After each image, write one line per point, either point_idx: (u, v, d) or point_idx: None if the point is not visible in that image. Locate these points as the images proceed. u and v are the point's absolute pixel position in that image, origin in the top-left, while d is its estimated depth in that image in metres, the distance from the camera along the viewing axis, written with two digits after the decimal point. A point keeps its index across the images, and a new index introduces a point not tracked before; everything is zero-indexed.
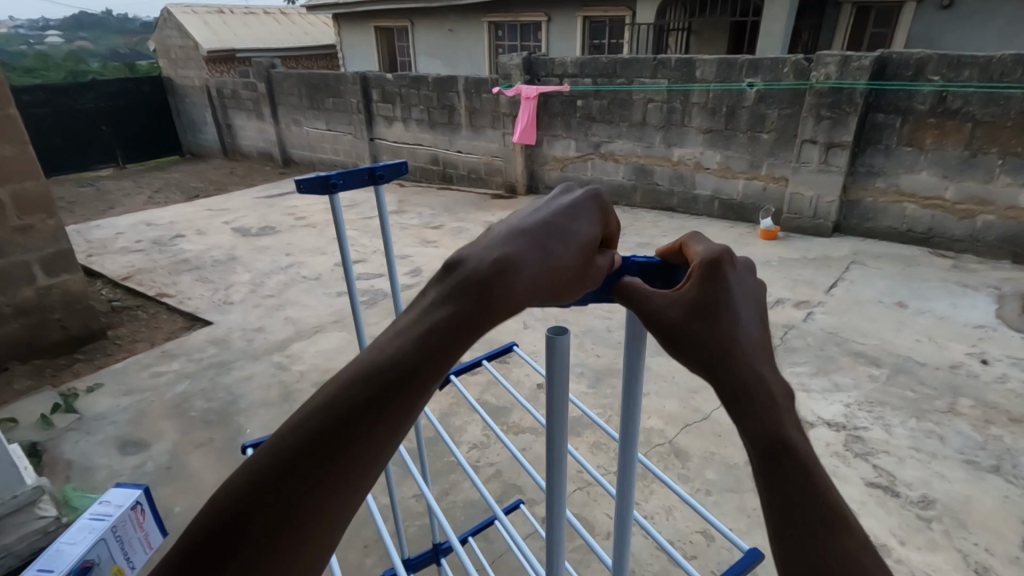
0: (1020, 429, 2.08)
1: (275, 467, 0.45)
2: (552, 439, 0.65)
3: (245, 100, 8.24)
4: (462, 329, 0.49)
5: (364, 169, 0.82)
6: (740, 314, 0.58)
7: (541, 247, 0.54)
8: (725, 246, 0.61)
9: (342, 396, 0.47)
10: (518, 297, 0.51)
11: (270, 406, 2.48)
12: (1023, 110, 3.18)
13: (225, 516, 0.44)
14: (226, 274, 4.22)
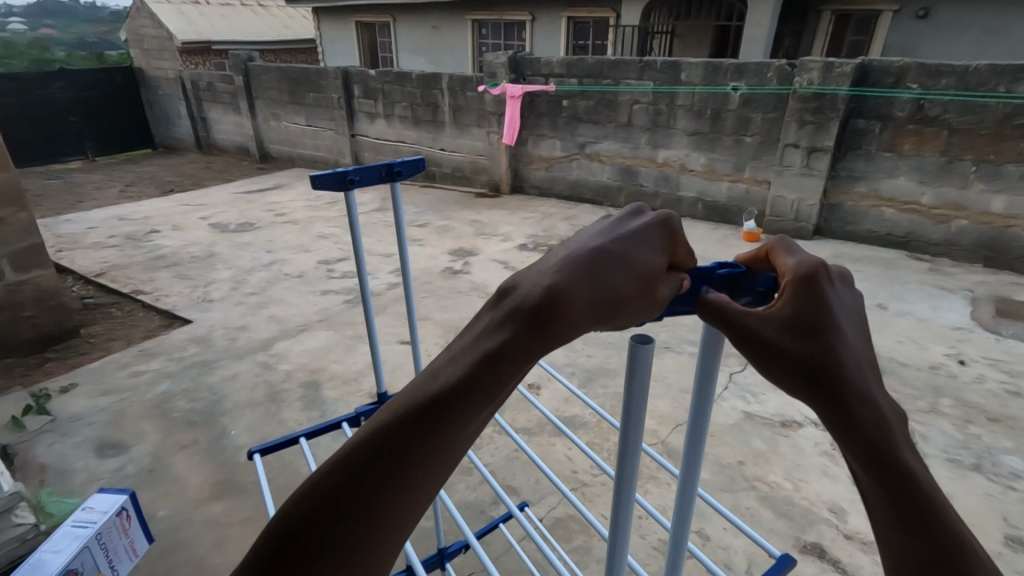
0: (999, 428, 2.15)
1: (333, 484, 0.46)
2: (627, 437, 0.67)
3: (222, 93, 8.04)
4: (514, 357, 0.49)
5: (383, 166, 0.83)
6: (842, 332, 0.56)
7: (596, 270, 0.53)
8: (819, 262, 0.59)
9: (399, 420, 0.47)
10: (569, 323, 0.50)
11: (256, 407, 2.42)
12: (997, 118, 3.28)
13: (292, 530, 0.45)
14: (205, 271, 4.12)
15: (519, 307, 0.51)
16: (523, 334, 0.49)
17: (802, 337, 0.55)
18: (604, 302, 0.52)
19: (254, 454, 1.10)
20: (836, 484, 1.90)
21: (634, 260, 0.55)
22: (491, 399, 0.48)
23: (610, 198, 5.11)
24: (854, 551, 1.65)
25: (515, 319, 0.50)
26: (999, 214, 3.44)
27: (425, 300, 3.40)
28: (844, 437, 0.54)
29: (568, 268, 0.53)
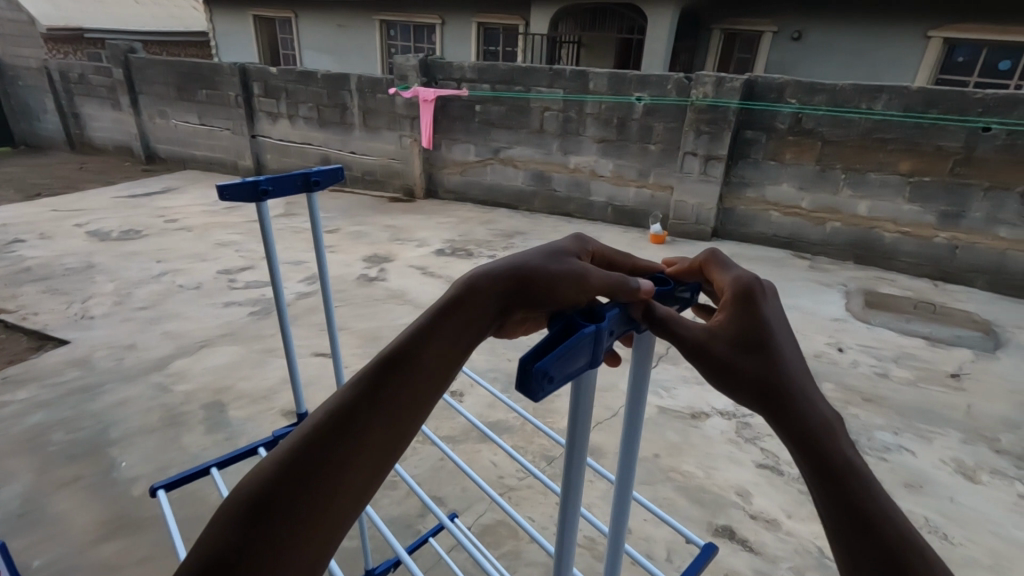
0: (872, 407, 2.42)
1: (283, 467, 0.48)
2: (574, 448, 0.64)
3: (97, 87, 7.29)
4: (448, 338, 0.55)
5: (299, 176, 0.84)
6: (779, 338, 0.61)
7: (514, 261, 0.60)
8: (753, 279, 0.66)
9: (341, 402, 0.51)
10: (493, 307, 0.57)
11: (152, 433, 2.20)
12: (861, 132, 3.69)
13: (259, 505, 0.46)
14: (84, 285, 3.70)
15: (449, 298, 0.58)
16: (454, 317, 0.56)
17: (740, 347, 0.60)
18: (528, 284, 0.58)
19: (158, 493, 1.03)
20: (740, 468, 2.05)
21: (551, 253, 0.63)
22: (433, 378, 0.53)
23: (524, 202, 5.20)
24: (759, 530, 1.79)
25: (445, 305, 0.57)
26: (865, 216, 3.87)
27: (340, 310, 3.27)
28: (791, 440, 0.56)
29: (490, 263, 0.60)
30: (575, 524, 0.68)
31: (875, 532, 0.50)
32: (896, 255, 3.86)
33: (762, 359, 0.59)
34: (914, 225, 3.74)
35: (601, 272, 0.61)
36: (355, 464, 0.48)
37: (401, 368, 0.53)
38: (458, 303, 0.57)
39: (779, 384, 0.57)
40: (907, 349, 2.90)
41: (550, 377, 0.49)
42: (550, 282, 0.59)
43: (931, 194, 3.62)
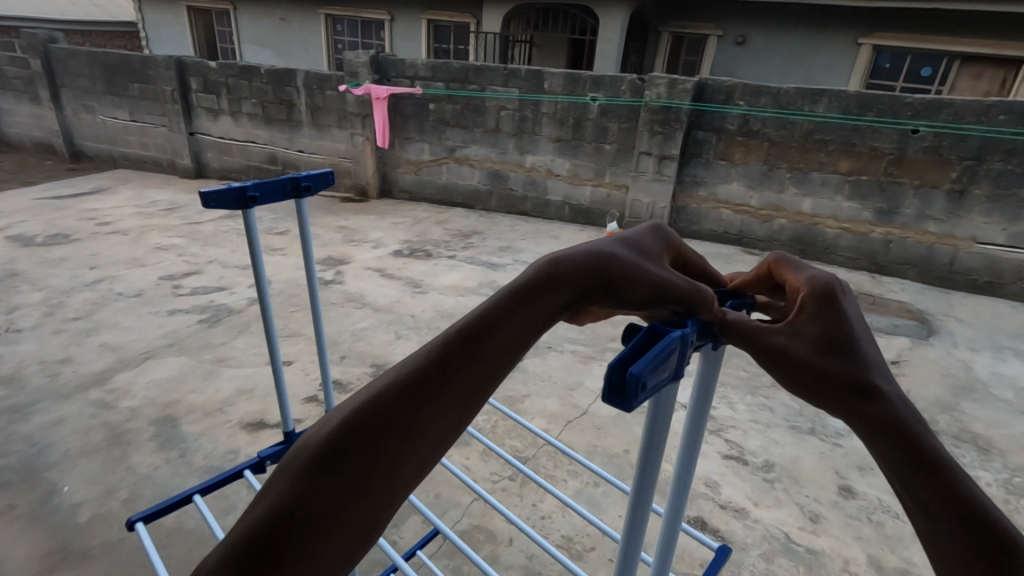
0: None
1: (340, 438, 0.42)
2: (650, 449, 0.59)
3: (13, 79, 6.75)
4: (526, 320, 0.48)
5: (289, 180, 0.81)
6: (862, 334, 0.55)
7: (598, 249, 0.53)
8: (831, 277, 0.61)
9: (395, 382, 0.45)
10: (575, 291, 0.50)
11: (95, 454, 2.05)
12: (804, 134, 3.88)
13: (294, 494, 0.41)
14: (6, 295, 3.40)
15: (530, 275, 0.51)
16: (535, 297, 0.49)
17: (821, 342, 0.54)
18: (610, 281, 0.51)
19: (136, 525, 0.96)
20: (707, 460, 2.10)
21: (630, 245, 0.56)
22: (504, 360, 0.47)
23: (481, 202, 5.17)
24: (728, 520, 1.84)
25: (526, 282, 0.50)
26: (808, 213, 4.06)
27: (295, 315, 3.15)
28: (873, 433, 0.50)
29: (575, 247, 0.54)
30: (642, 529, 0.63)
31: (979, 535, 0.43)
32: (836, 250, 4.08)
33: (844, 358, 0.53)
34: (852, 221, 3.96)
35: (681, 280, 0.56)
36: (416, 443, 0.43)
37: (473, 345, 0.46)
38: (540, 280, 0.50)
39: (856, 379, 0.52)
40: None
41: (645, 385, 0.46)
42: (633, 275, 0.52)
43: (868, 191, 3.84)
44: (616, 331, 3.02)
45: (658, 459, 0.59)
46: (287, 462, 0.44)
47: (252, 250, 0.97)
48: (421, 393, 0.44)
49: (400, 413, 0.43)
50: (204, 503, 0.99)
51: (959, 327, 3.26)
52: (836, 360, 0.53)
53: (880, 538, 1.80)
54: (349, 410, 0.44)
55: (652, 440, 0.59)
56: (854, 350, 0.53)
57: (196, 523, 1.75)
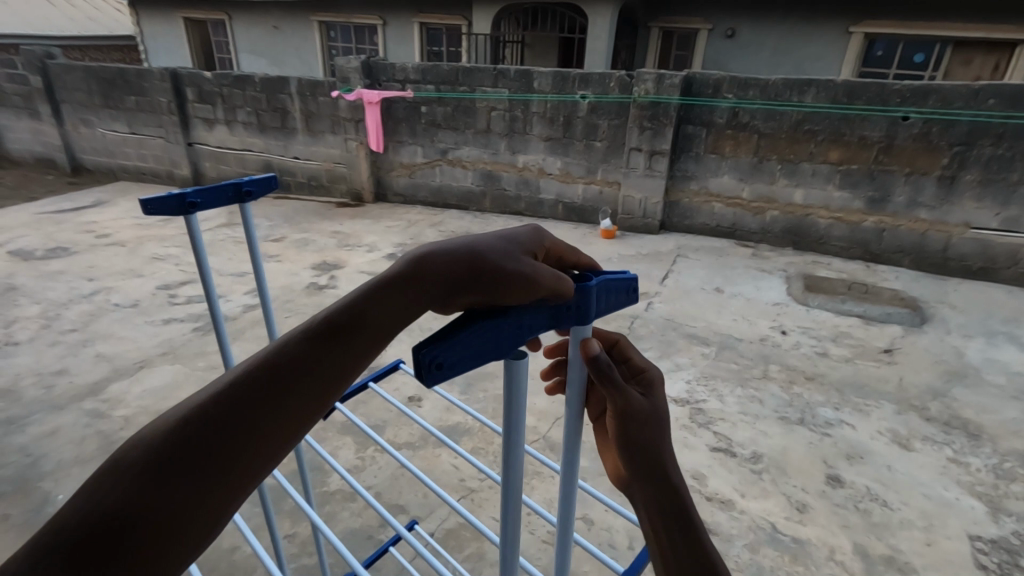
0: (814, 385, 2.54)
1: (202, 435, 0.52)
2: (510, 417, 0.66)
3: (12, 95, 6.83)
4: (387, 316, 0.59)
5: (234, 186, 0.81)
6: (654, 401, 0.66)
7: (466, 246, 0.62)
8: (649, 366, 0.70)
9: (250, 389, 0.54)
10: (437, 290, 0.60)
11: (87, 463, 2.07)
12: (793, 125, 3.87)
13: (153, 484, 0.49)
14: (4, 309, 3.45)
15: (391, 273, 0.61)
16: (394, 294, 0.59)
17: (616, 414, 0.63)
18: (481, 281, 0.59)
19: None
20: (694, 453, 2.11)
21: (505, 245, 0.63)
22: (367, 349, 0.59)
23: (475, 203, 5.19)
24: (714, 511, 1.85)
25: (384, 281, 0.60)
26: (800, 204, 4.05)
27: (289, 321, 3.18)
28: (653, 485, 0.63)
29: (440, 243, 0.62)
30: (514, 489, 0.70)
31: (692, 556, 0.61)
32: (828, 240, 4.06)
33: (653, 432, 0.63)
34: (844, 211, 3.94)
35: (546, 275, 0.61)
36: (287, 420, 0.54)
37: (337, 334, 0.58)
38: (400, 279, 0.60)
39: (638, 452, 0.63)
40: (843, 328, 3.06)
41: (442, 366, 0.55)
42: (501, 275, 0.59)
43: (859, 180, 3.83)
44: (607, 327, 3.03)
45: (517, 424, 0.66)
46: (149, 448, 0.51)
47: (198, 255, 0.98)
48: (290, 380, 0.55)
49: (272, 398, 0.54)
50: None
51: (952, 314, 3.25)
52: (627, 431, 0.63)
53: (866, 526, 1.80)
54: (205, 412, 0.53)
55: (515, 433, 0.67)
56: (645, 419, 0.63)
57: None
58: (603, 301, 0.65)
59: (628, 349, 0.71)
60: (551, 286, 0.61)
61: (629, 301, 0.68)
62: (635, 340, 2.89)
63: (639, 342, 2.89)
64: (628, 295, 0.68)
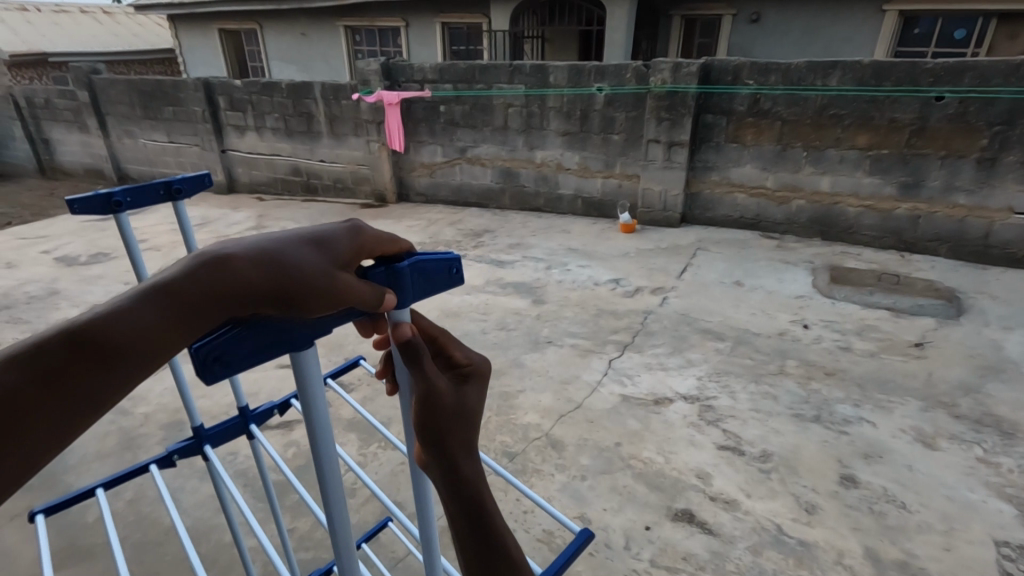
0: (833, 381, 2.43)
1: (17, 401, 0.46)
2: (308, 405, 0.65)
3: (63, 110, 7.22)
4: (162, 327, 0.51)
5: (161, 185, 0.89)
6: (468, 395, 0.65)
7: (269, 246, 0.57)
8: (479, 361, 0.68)
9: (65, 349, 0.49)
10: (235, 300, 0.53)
11: (107, 458, 2.17)
12: (818, 110, 3.71)
13: None
14: (47, 312, 3.65)
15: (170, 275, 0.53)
16: (170, 303, 0.52)
17: (419, 402, 0.62)
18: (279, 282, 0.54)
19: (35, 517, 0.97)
20: (700, 451, 2.04)
21: (318, 251, 0.59)
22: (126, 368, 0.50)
23: (494, 201, 5.18)
24: (716, 512, 1.79)
25: (158, 286, 0.52)
26: (827, 192, 3.88)
27: None
28: (452, 479, 0.64)
29: (238, 243, 0.56)
30: (333, 477, 0.69)
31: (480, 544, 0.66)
32: (858, 230, 3.88)
33: (458, 429, 0.63)
34: (875, 198, 3.76)
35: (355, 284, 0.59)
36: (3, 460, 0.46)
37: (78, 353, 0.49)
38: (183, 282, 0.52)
39: (440, 442, 0.63)
40: (869, 321, 2.92)
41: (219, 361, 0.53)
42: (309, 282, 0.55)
43: (889, 166, 3.64)
44: (619, 323, 2.97)
45: (320, 405, 0.66)
46: None
47: (132, 255, 1.01)
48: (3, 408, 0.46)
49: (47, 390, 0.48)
50: (103, 495, 0.98)
51: (992, 305, 3.05)
52: (431, 422, 0.63)
53: (879, 529, 1.71)
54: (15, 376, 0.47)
55: (321, 423, 0.67)
56: (450, 412, 0.63)
57: (190, 520, 1.83)
58: (420, 290, 0.65)
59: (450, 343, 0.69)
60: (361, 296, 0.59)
61: (451, 285, 0.68)
62: (647, 336, 2.83)
63: (650, 338, 2.82)
64: (450, 276, 0.68)
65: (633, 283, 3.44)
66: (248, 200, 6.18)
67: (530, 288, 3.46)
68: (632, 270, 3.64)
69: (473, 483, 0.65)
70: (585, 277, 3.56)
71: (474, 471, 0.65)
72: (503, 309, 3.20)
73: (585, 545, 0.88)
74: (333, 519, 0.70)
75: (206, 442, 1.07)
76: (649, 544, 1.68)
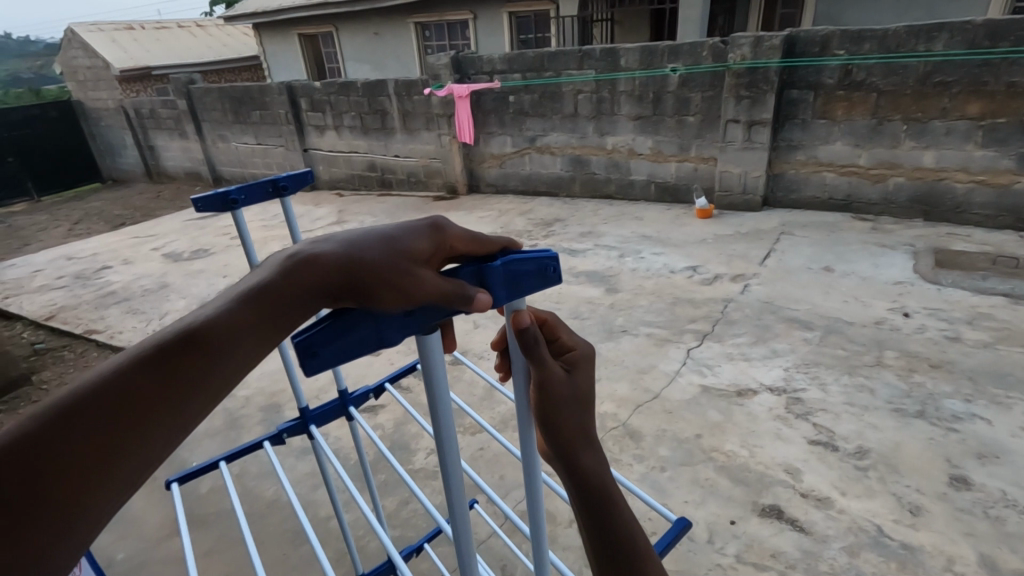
0: (939, 374, 2.24)
1: (142, 382, 0.51)
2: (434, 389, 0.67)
3: (165, 119, 7.87)
4: (251, 327, 0.56)
5: (269, 182, 0.96)
6: (578, 381, 0.67)
7: (349, 244, 0.60)
8: (586, 349, 0.69)
9: (177, 345, 0.53)
10: (317, 298, 0.58)
11: (214, 436, 2.38)
12: (920, 78, 3.40)
13: (115, 419, 0.49)
14: (158, 303, 4.04)
15: (252, 284, 0.58)
16: (258, 309, 0.56)
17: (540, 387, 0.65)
18: (354, 283, 0.57)
19: (171, 485, 1.08)
20: (789, 446, 1.95)
21: (388, 245, 0.60)
22: (217, 380, 0.54)
23: (565, 188, 5.13)
24: (807, 509, 1.70)
25: (244, 295, 0.57)
26: (930, 168, 3.56)
27: None
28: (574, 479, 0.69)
29: (316, 249, 0.60)
30: (458, 462, 0.71)
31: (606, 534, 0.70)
32: (968, 208, 3.53)
33: (575, 422, 0.66)
34: (988, 172, 3.41)
35: (431, 281, 0.59)
36: (133, 436, 0.49)
37: (187, 362, 0.53)
38: (276, 288, 0.57)
39: (560, 434, 0.66)
40: (983, 309, 2.65)
41: (316, 354, 0.57)
42: (381, 278, 0.58)
43: (1006, 136, 3.29)
44: (697, 312, 2.88)
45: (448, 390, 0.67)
46: (112, 398, 0.50)
47: (245, 249, 1.10)
48: (82, 429, 0.48)
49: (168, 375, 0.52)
50: (226, 467, 1.08)
51: None
52: (549, 412, 0.65)
53: (997, 536, 1.57)
54: (140, 367, 0.52)
55: (444, 410, 0.68)
56: (566, 400, 0.65)
57: (289, 496, 1.97)
58: (513, 282, 0.63)
59: (557, 327, 0.69)
60: (444, 292, 0.59)
61: (550, 282, 0.65)
62: (727, 325, 2.72)
63: (732, 327, 2.72)
64: (547, 276, 0.64)
65: (711, 270, 3.31)
66: (329, 196, 6.50)
67: (603, 276, 3.42)
68: (710, 257, 3.51)
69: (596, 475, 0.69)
70: (659, 265, 3.46)
71: (596, 463, 0.69)
72: (576, 298, 3.19)
73: (682, 534, 0.87)
74: (452, 499, 0.71)
75: (311, 422, 1.15)
76: (734, 539, 1.63)
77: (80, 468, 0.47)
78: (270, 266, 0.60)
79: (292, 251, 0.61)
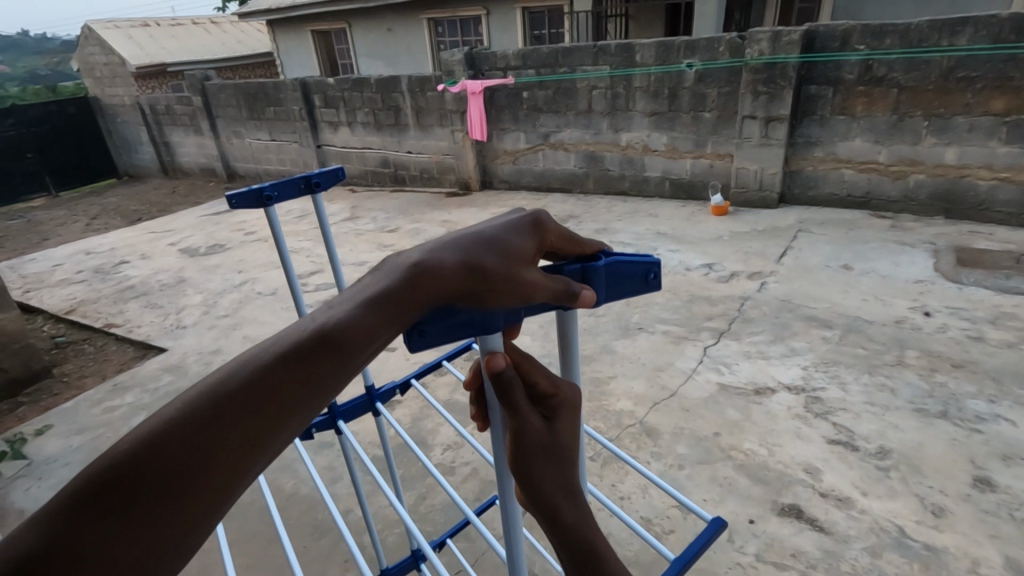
0: (962, 374, 2.21)
1: (269, 380, 0.48)
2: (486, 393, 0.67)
3: (180, 115, 7.95)
4: (378, 329, 0.53)
5: (302, 179, 0.95)
6: (559, 430, 0.64)
7: (467, 250, 0.59)
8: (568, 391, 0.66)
9: (307, 345, 0.50)
10: (438, 300, 0.56)
11: None
12: (942, 74, 3.34)
13: (242, 416, 0.46)
14: (176, 298, 4.09)
15: (378, 283, 0.55)
16: (386, 310, 0.53)
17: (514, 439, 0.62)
18: (480, 284, 0.57)
19: None
20: (809, 445, 1.93)
21: (502, 248, 0.61)
22: (337, 384, 0.51)
23: (578, 185, 5.11)
24: (828, 509, 1.69)
25: (370, 294, 0.54)
26: (953, 165, 3.50)
27: None
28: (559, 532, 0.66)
29: (438, 251, 0.58)
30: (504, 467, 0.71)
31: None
32: (991, 206, 3.47)
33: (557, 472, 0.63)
34: (1013, 170, 3.35)
35: (542, 280, 0.62)
36: (260, 434, 0.47)
37: (315, 363, 0.49)
38: (400, 289, 0.54)
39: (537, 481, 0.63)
40: (1006, 309, 2.61)
41: (424, 332, 0.58)
42: (505, 281, 0.59)
43: None
44: (714, 309, 2.86)
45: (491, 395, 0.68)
46: (241, 395, 0.47)
47: (276, 245, 1.10)
48: (216, 425, 0.45)
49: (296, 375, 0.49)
50: None
51: None
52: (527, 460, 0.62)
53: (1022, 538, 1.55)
54: (269, 365, 0.49)
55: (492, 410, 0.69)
56: (540, 451, 0.62)
57: (308, 490, 2.00)
58: (613, 285, 0.70)
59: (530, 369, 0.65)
60: (552, 290, 0.63)
61: (648, 289, 0.71)
62: (745, 323, 2.70)
63: (749, 325, 2.70)
64: (647, 282, 0.71)
65: (727, 268, 3.29)
66: (342, 192, 6.53)
67: None
68: (726, 254, 3.48)
69: (579, 525, 0.65)
70: (675, 262, 3.44)
71: (578, 514, 0.65)
72: None
73: (718, 534, 0.86)
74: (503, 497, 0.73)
75: (339, 417, 1.16)
76: (753, 538, 1.62)
77: (207, 462, 0.44)
78: (395, 266, 0.57)
79: (411, 255, 0.58)
